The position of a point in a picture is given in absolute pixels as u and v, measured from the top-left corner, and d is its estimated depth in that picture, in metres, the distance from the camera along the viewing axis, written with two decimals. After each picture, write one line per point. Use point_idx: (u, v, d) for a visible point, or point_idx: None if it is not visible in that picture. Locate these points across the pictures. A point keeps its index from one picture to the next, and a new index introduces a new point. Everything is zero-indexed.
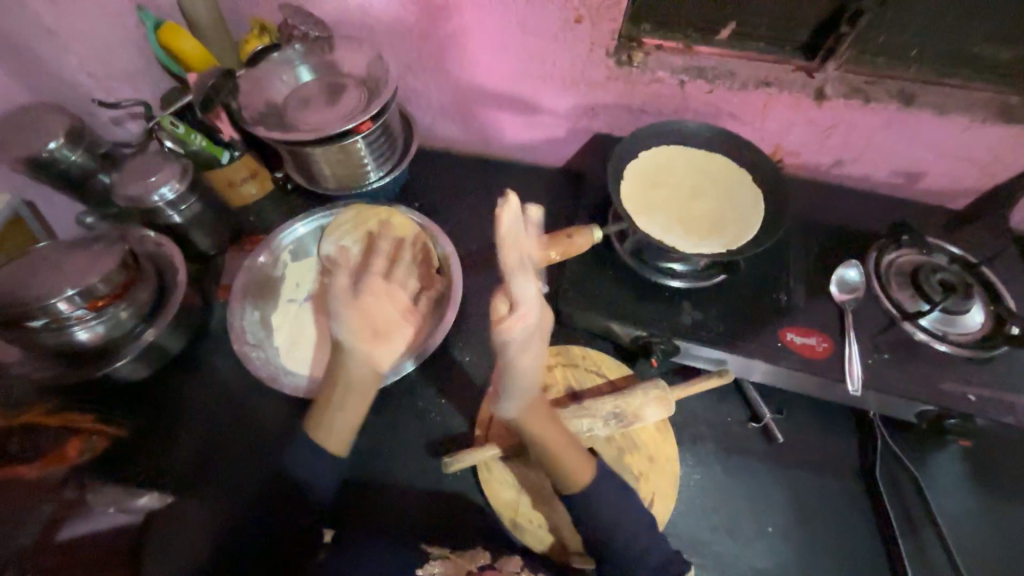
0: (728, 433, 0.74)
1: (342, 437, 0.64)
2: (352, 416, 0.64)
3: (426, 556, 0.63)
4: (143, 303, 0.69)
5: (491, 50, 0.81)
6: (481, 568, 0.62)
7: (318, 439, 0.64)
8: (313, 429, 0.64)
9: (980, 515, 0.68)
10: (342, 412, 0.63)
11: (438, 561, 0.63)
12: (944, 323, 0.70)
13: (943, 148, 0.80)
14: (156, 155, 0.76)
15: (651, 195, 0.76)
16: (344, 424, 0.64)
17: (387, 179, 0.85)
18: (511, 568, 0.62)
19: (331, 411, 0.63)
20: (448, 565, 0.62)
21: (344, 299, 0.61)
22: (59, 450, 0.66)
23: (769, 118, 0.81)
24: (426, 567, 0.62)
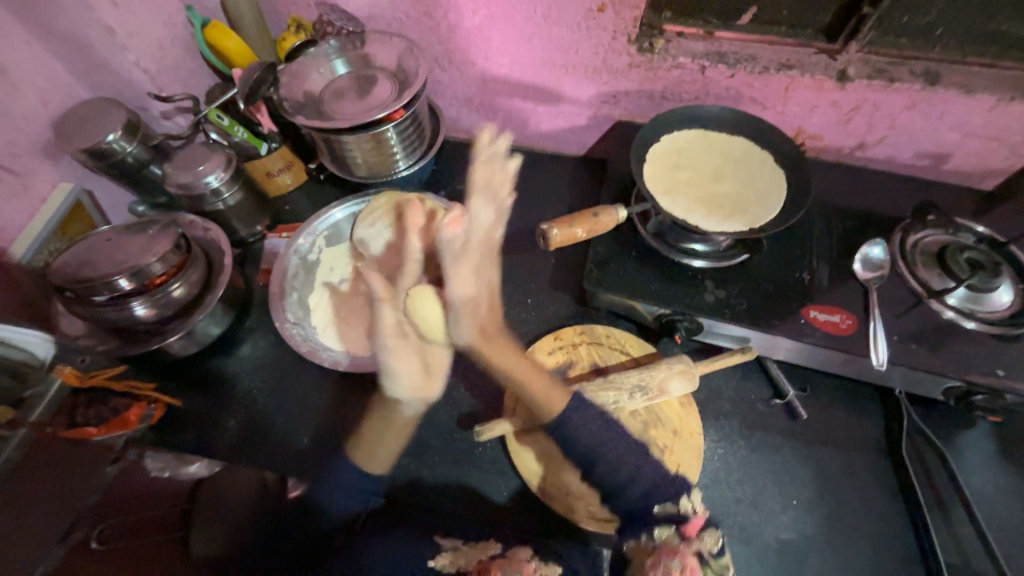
0: (752, 410, 0.75)
1: (380, 464, 0.72)
2: (395, 442, 0.74)
3: (436, 547, 0.64)
4: (194, 282, 0.74)
5: (515, 41, 0.83)
6: (492, 557, 0.63)
7: (363, 463, 0.72)
8: (361, 457, 0.73)
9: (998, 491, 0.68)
10: (385, 442, 0.74)
11: (448, 552, 0.64)
12: (972, 301, 0.70)
13: (970, 129, 0.80)
14: (202, 144, 0.81)
15: (673, 177, 0.78)
16: (386, 453, 0.73)
17: (416, 167, 0.89)
18: (521, 558, 0.62)
19: (378, 437, 0.75)
20: (458, 556, 0.63)
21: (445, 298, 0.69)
22: (120, 416, 0.70)
23: (790, 102, 0.82)
24: (437, 558, 0.63)
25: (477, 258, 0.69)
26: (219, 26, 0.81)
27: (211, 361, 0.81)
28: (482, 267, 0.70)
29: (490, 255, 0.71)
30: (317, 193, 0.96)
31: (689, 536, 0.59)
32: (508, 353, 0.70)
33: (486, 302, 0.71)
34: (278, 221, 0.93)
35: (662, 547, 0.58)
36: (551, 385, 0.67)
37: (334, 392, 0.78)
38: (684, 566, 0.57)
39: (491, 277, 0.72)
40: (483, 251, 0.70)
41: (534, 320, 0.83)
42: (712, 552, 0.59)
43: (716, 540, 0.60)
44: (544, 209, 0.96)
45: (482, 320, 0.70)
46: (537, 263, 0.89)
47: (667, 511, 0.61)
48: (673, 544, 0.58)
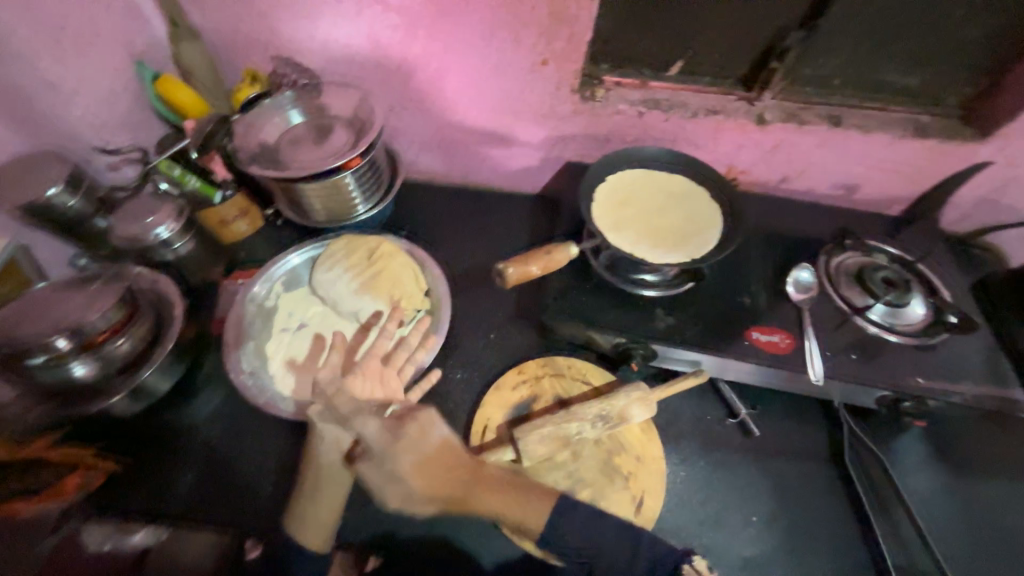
0: (709, 430, 0.78)
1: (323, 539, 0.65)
2: (327, 510, 0.66)
3: None
4: (140, 336, 0.71)
5: (467, 89, 0.88)
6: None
7: (299, 537, 0.65)
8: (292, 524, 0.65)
9: (929, 490, 0.74)
10: (318, 508, 0.65)
11: None
12: (892, 315, 0.77)
13: (872, 163, 0.90)
14: (153, 196, 0.81)
15: (620, 213, 0.83)
16: (322, 523, 0.65)
17: (373, 211, 0.92)
18: None
19: (311, 504, 0.66)
20: None
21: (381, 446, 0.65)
22: (56, 485, 0.66)
23: (720, 142, 0.91)
24: None
25: (386, 451, 0.65)
26: (169, 78, 0.82)
27: (158, 419, 0.76)
28: (402, 451, 0.65)
29: (404, 423, 0.67)
30: (275, 239, 0.96)
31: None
32: (484, 491, 0.65)
33: (420, 461, 0.65)
34: (233, 268, 0.91)
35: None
36: (537, 502, 0.64)
37: (293, 442, 0.75)
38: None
39: (428, 442, 0.66)
40: (398, 424, 0.66)
41: (498, 355, 0.84)
42: None
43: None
44: (503, 246, 0.99)
45: (442, 475, 0.66)
46: (499, 299, 0.91)
47: None
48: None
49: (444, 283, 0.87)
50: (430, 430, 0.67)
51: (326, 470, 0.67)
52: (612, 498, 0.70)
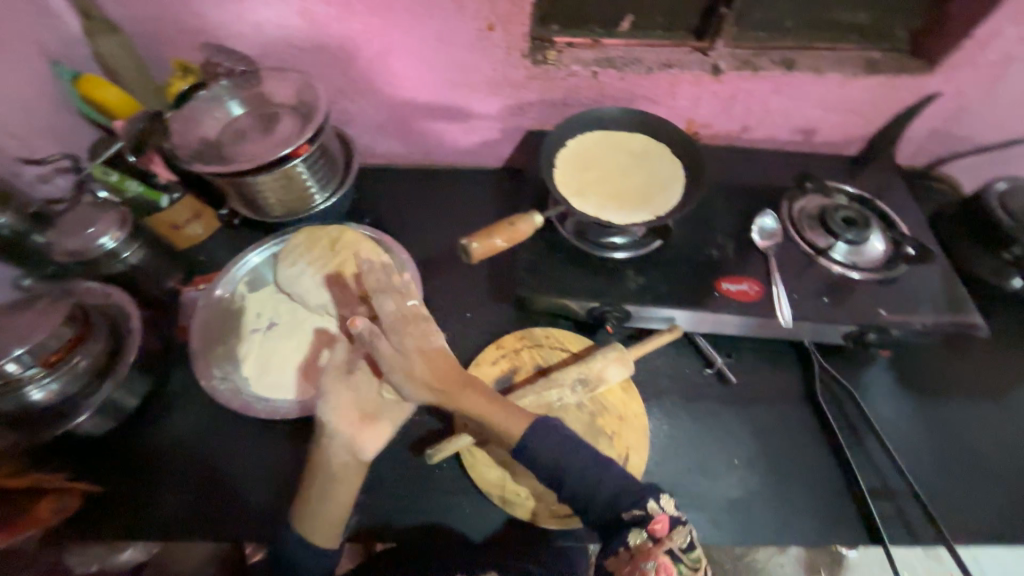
0: (689, 383, 0.80)
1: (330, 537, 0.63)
2: (346, 493, 0.63)
3: None
4: (100, 354, 0.68)
5: (415, 64, 0.85)
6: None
7: (307, 534, 0.62)
8: (300, 525, 0.62)
9: (897, 415, 0.78)
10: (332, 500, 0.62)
11: None
12: (854, 253, 0.79)
13: (828, 105, 0.91)
14: (91, 206, 0.75)
15: (583, 177, 0.82)
16: (332, 518, 0.62)
17: (334, 199, 0.88)
18: None
19: (323, 505, 0.62)
20: None
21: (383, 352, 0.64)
22: (27, 514, 0.63)
23: (678, 96, 0.90)
24: None
25: (391, 327, 0.66)
26: (90, 78, 0.77)
27: (131, 436, 0.74)
28: (406, 337, 0.65)
29: (407, 323, 0.67)
30: (233, 239, 0.92)
31: (659, 536, 0.57)
32: (474, 393, 0.63)
33: (420, 351, 0.65)
34: (193, 274, 0.88)
35: (637, 552, 0.56)
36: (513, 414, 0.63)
37: (277, 443, 0.74)
38: (658, 567, 0.55)
39: (431, 342, 0.66)
40: (405, 319, 0.67)
41: (475, 334, 0.84)
42: (683, 546, 0.57)
43: (685, 536, 0.58)
44: (472, 224, 0.97)
45: (438, 370, 0.64)
46: (471, 277, 0.90)
47: (635, 515, 0.58)
48: (646, 547, 0.56)
49: (409, 259, 0.86)
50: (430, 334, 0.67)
51: (338, 473, 0.62)
52: None
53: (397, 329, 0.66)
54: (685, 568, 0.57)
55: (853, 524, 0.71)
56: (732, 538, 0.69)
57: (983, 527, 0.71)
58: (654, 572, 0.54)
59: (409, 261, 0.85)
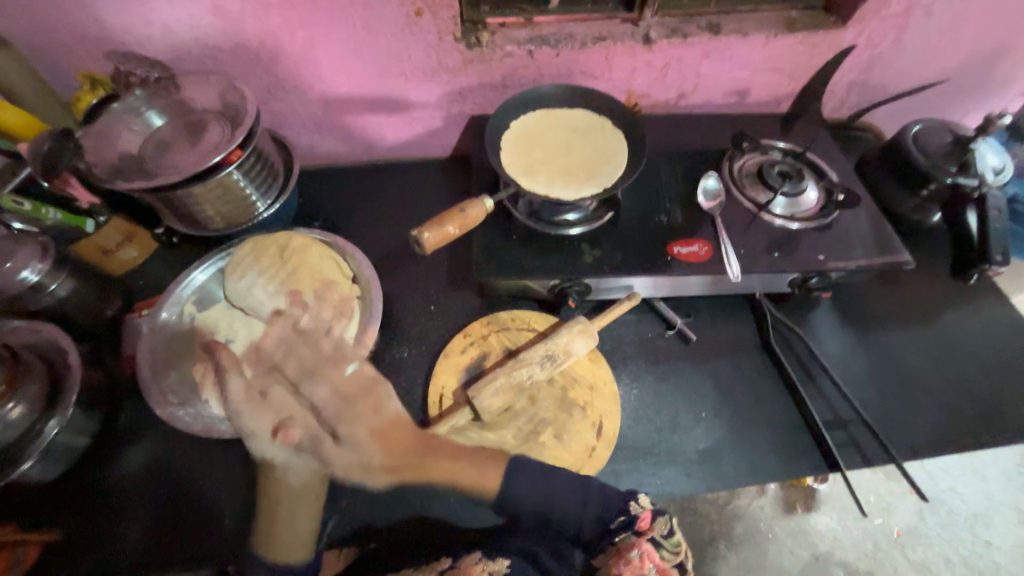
0: (653, 346, 0.83)
1: (300, 549, 0.62)
2: (303, 519, 0.63)
3: None
4: (36, 395, 0.64)
5: (344, 57, 0.82)
6: (443, 572, 0.64)
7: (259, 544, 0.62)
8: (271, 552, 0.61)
9: (844, 351, 0.84)
10: (290, 518, 0.62)
11: None
12: (792, 205, 0.84)
13: (755, 66, 0.94)
14: (5, 239, 0.69)
15: (530, 157, 0.82)
16: (295, 532, 0.62)
17: (277, 205, 0.84)
18: (471, 562, 0.64)
19: (279, 516, 0.62)
20: None
21: (336, 419, 0.65)
22: None
23: (614, 69, 0.91)
24: None
25: (341, 412, 0.66)
26: None
27: (87, 475, 0.70)
28: (354, 422, 0.65)
29: (355, 400, 0.67)
30: (173, 258, 0.87)
31: (644, 529, 0.65)
32: (437, 459, 0.66)
33: (374, 430, 0.66)
34: (133, 299, 0.83)
35: (623, 546, 0.64)
36: (480, 470, 0.66)
37: (245, 461, 0.72)
38: (642, 554, 0.63)
39: (386, 412, 0.67)
40: (357, 390, 0.67)
41: (441, 325, 0.84)
42: (664, 535, 0.65)
43: (666, 524, 0.66)
44: (425, 217, 0.96)
45: (396, 442, 0.66)
46: (431, 269, 0.89)
47: (621, 519, 0.66)
48: (631, 540, 0.64)
49: (363, 257, 0.83)
50: (387, 400, 0.68)
51: (301, 489, 0.63)
52: (574, 429, 0.74)
53: (353, 400, 0.66)
54: (667, 553, 0.65)
55: (811, 455, 0.76)
56: (705, 485, 0.73)
57: (924, 441, 0.78)
58: (639, 559, 0.62)
59: (364, 258, 0.83)
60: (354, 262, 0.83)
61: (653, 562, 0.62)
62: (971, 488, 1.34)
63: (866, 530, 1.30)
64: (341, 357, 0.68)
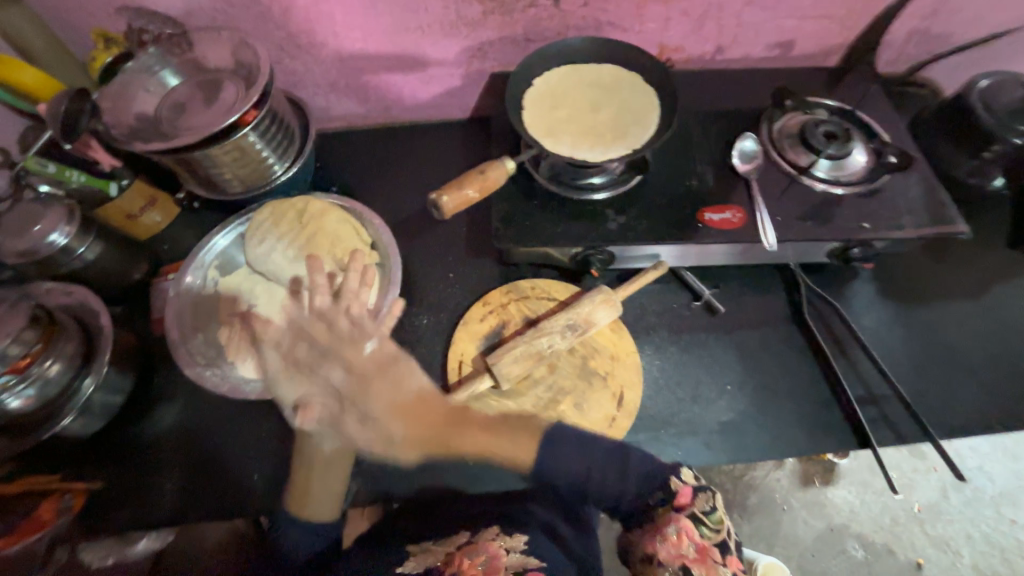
0: (677, 317, 0.80)
1: (330, 510, 0.65)
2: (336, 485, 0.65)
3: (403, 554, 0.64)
4: (72, 354, 0.66)
5: (359, 10, 0.78)
6: (459, 547, 0.64)
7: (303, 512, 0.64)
8: (297, 506, 0.64)
9: (883, 326, 0.80)
10: (323, 486, 0.64)
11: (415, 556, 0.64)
12: (835, 169, 0.78)
13: (803, 14, 0.86)
14: (35, 202, 0.70)
15: (553, 117, 0.78)
16: (325, 500, 0.65)
17: (294, 169, 0.83)
18: (488, 537, 0.64)
19: (310, 479, 0.64)
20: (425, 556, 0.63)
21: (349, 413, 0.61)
22: (32, 517, 0.65)
23: (646, 19, 0.84)
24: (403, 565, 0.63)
25: (358, 395, 0.61)
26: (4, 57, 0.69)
27: (125, 430, 0.74)
28: (372, 401, 0.61)
29: (375, 377, 0.62)
30: (196, 224, 0.88)
31: (683, 504, 0.62)
32: (469, 433, 0.66)
33: (397, 406, 0.62)
34: (159, 263, 0.84)
35: (659, 521, 0.62)
36: (515, 443, 0.67)
37: (271, 421, 0.74)
38: (680, 530, 0.61)
39: (408, 389, 0.64)
40: (372, 370, 0.62)
41: (459, 293, 0.83)
42: (705, 512, 0.61)
43: (708, 501, 0.62)
44: (443, 182, 0.93)
45: (422, 415, 0.64)
46: (449, 236, 0.87)
47: (658, 491, 0.64)
48: (668, 514, 0.62)
49: (381, 222, 0.81)
50: (412, 375, 0.65)
51: (329, 459, 0.64)
52: (594, 399, 0.73)
53: (368, 384, 0.62)
54: (709, 531, 0.61)
55: (840, 431, 0.73)
56: (727, 458, 0.72)
57: (962, 420, 0.74)
58: (676, 535, 0.61)
59: (382, 223, 0.81)
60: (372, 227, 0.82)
61: (692, 540, 0.60)
62: (1000, 467, 1.30)
63: (885, 504, 1.28)
64: (360, 334, 0.63)
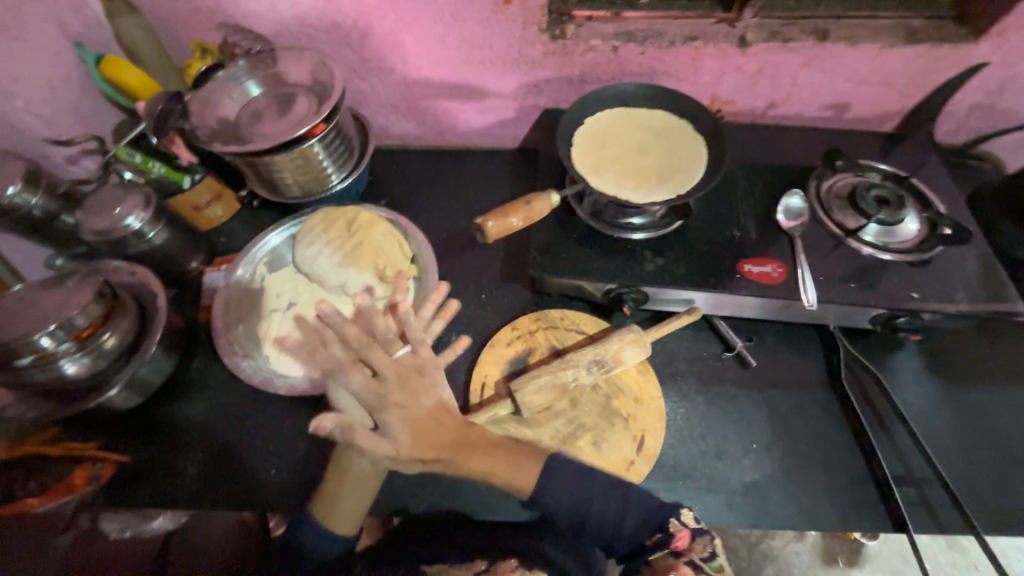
0: (706, 367, 0.78)
1: (347, 525, 0.62)
2: (360, 498, 0.62)
3: None
4: (127, 330, 0.70)
5: (429, 42, 0.84)
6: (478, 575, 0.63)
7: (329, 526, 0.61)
8: (320, 514, 0.61)
9: (928, 402, 0.75)
10: (350, 496, 0.61)
11: None
12: (884, 234, 0.76)
13: (861, 79, 0.86)
14: (118, 187, 0.77)
15: (600, 156, 0.80)
16: (347, 514, 0.62)
17: (349, 180, 0.88)
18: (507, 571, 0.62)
19: (338, 489, 0.61)
20: None
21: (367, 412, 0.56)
22: (65, 482, 0.69)
23: (701, 71, 0.86)
24: None
25: (379, 396, 0.56)
26: (115, 59, 0.77)
27: (160, 409, 0.77)
28: (394, 408, 0.56)
29: (403, 380, 0.57)
30: (252, 222, 0.94)
31: (681, 550, 0.60)
32: (473, 456, 0.60)
33: (409, 420, 0.57)
34: (214, 254, 0.90)
35: (659, 568, 0.60)
36: (521, 469, 0.62)
37: (297, 419, 0.76)
38: None
39: (424, 403, 0.58)
40: (399, 377, 0.56)
41: (489, 315, 0.84)
42: (705, 559, 0.59)
43: (707, 547, 0.61)
44: (485, 206, 0.96)
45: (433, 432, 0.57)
46: (486, 259, 0.89)
47: (657, 538, 0.62)
48: (668, 562, 0.60)
49: (423, 237, 0.85)
50: (435, 389, 0.59)
51: (363, 478, 0.61)
52: (613, 440, 0.71)
53: (391, 385, 0.56)
54: None
55: (874, 510, 0.69)
56: (748, 522, 0.68)
57: (1014, 516, 0.68)
58: None
59: (424, 239, 0.85)
60: (411, 241, 0.85)
61: None
62: None
63: None
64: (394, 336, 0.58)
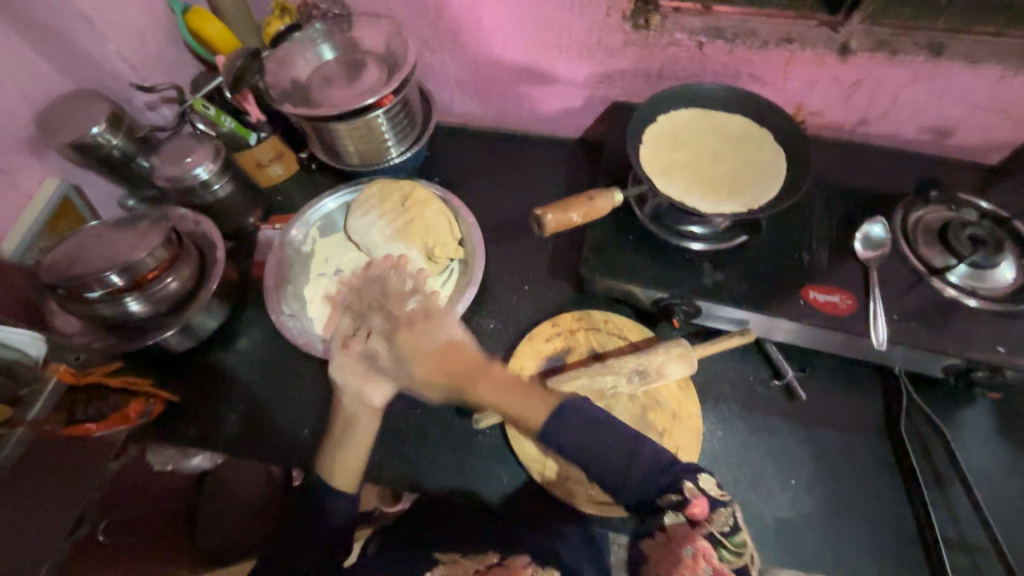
0: (750, 392, 0.75)
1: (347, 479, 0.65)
2: (359, 450, 0.66)
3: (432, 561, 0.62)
4: (187, 276, 0.73)
5: (506, 22, 0.81)
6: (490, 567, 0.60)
7: (329, 477, 0.65)
8: (326, 473, 0.65)
9: (993, 464, 0.69)
10: (349, 449, 0.65)
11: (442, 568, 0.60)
12: (973, 278, 0.69)
13: (974, 102, 0.77)
14: (192, 137, 0.79)
15: (669, 157, 0.76)
16: (348, 467, 0.65)
17: (408, 154, 0.88)
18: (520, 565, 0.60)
19: (338, 450, 0.65)
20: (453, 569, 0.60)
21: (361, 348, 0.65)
22: (121, 411, 0.72)
23: (790, 77, 0.80)
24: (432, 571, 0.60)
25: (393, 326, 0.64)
26: (201, 11, 0.79)
27: (209, 355, 0.81)
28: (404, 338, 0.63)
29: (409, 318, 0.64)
30: (309, 185, 0.95)
31: (698, 519, 0.54)
32: (488, 381, 0.63)
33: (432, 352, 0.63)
34: (271, 213, 0.92)
35: (673, 537, 0.54)
36: (530, 400, 0.62)
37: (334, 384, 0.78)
38: (697, 552, 0.52)
39: (433, 338, 0.63)
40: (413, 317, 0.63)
41: (531, 308, 0.83)
42: (726, 533, 0.54)
43: (727, 519, 0.54)
44: (539, 195, 0.94)
45: (444, 364, 0.63)
46: (534, 249, 0.88)
47: (669, 500, 0.56)
48: (684, 532, 0.54)
49: (474, 220, 0.83)
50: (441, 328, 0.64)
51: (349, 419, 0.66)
52: None
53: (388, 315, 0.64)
54: (728, 555, 0.53)
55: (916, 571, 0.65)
56: (775, 559, 0.66)
57: None
58: (692, 558, 0.52)
59: (474, 221, 0.83)
60: (462, 223, 0.84)
61: (710, 564, 0.52)
62: None
63: None
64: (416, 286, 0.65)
